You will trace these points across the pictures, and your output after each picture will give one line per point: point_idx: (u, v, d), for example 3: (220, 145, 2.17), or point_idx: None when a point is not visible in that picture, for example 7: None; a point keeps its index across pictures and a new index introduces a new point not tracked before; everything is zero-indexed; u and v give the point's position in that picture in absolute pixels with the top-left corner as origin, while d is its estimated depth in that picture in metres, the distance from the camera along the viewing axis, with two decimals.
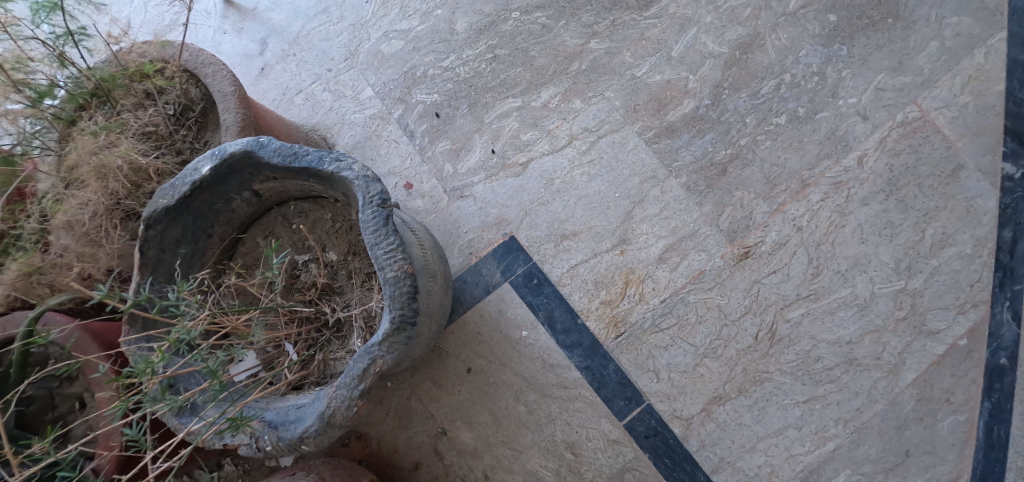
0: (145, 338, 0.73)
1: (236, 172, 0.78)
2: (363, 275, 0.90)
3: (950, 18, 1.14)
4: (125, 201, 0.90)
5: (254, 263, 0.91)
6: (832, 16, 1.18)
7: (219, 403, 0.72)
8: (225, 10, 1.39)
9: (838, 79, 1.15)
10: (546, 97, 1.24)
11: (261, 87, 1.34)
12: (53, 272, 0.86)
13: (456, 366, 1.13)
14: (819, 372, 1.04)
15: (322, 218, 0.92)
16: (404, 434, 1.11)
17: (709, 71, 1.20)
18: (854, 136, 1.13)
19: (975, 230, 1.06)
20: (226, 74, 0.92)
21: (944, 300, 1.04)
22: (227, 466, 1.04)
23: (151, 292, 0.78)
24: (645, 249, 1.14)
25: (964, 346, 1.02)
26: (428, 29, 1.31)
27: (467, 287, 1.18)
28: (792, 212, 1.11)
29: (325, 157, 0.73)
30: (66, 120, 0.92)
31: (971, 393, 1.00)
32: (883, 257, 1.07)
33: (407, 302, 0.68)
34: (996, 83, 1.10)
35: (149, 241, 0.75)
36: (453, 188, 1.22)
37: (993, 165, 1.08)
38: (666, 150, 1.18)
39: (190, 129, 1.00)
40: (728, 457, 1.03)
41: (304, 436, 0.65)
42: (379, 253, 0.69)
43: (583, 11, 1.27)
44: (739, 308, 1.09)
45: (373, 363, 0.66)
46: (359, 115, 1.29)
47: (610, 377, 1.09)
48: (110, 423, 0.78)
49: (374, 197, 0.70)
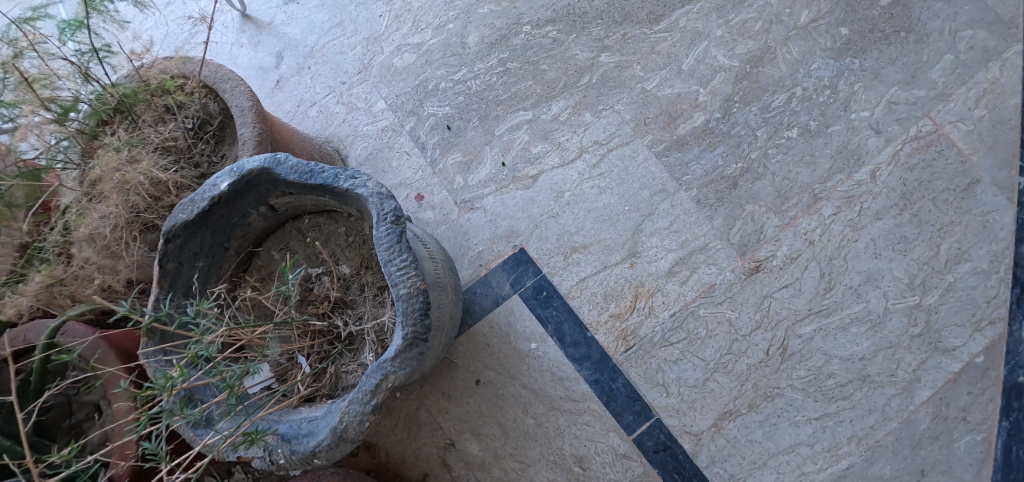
0: (162, 350, 0.74)
1: (253, 187, 0.79)
2: (375, 289, 0.90)
3: (964, 31, 1.14)
4: (145, 213, 0.93)
5: (270, 276, 0.93)
6: (843, 29, 1.18)
7: (235, 416, 0.73)
8: (243, 23, 1.42)
9: (850, 93, 1.15)
10: (556, 110, 1.25)
11: (276, 100, 1.37)
12: (74, 283, 0.88)
13: (465, 378, 1.13)
14: (830, 388, 1.03)
15: (335, 232, 0.93)
16: (412, 445, 1.12)
17: (720, 84, 1.20)
18: (866, 150, 1.12)
19: (991, 245, 1.04)
20: (243, 89, 0.94)
21: (959, 317, 1.02)
22: (237, 474, 1.05)
23: (171, 306, 0.79)
24: (654, 262, 1.13)
25: (981, 364, 1.00)
26: (440, 43, 1.33)
27: (477, 298, 1.18)
28: (804, 226, 1.11)
29: (340, 174, 0.74)
30: (89, 134, 0.95)
31: (988, 413, 0.98)
32: (897, 272, 1.06)
33: (419, 319, 0.68)
34: (1012, 96, 1.09)
35: (169, 254, 0.76)
36: (463, 200, 1.23)
37: (1009, 180, 1.06)
38: (677, 164, 1.18)
39: (207, 142, 1.02)
40: (738, 474, 1.02)
41: (316, 449, 0.66)
42: (392, 270, 0.69)
43: (594, 25, 1.28)
44: (749, 322, 1.08)
45: (385, 378, 0.67)
46: (371, 127, 1.31)
47: (619, 390, 1.08)
48: (125, 432, 0.80)
49: (389, 214, 0.71)
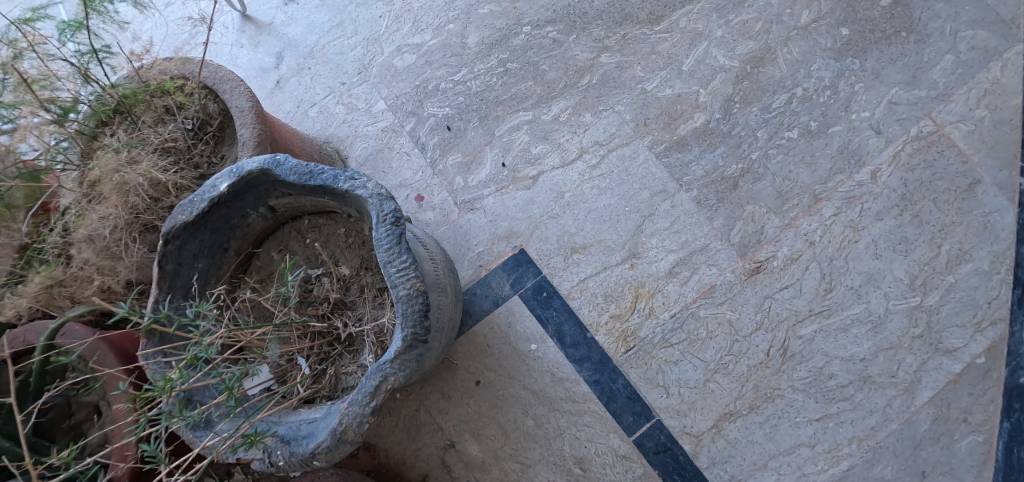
0: (161, 352, 0.74)
1: (252, 188, 0.79)
2: (375, 290, 0.90)
3: (965, 31, 1.13)
4: (144, 214, 0.92)
5: (269, 277, 0.92)
6: (844, 30, 1.18)
7: (234, 418, 0.73)
8: (243, 24, 1.42)
9: (850, 94, 1.15)
10: (556, 111, 1.25)
11: (276, 100, 1.37)
12: (74, 284, 0.88)
13: (465, 379, 1.13)
14: (831, 389, 1.02)
15: (335, 233, 0.93)
16: (412, 446, 1.12)
17: (720, 85, 1.20)
18: (867, 150, 1.12)
19: (992, 245, 1.04)
20: (243, 90, 0.94)
21: (961, 318, 1.02)
22: (237, 475, 1.05)
23: (170, 308, 0.79)
24: (654, 263, 1.13)
25: (982, 365, 1.00)
26: (439, 43, 1.33)
27: (477, 299, 1.18)
28: (804, 227, 1.11)
29: (340, 175, 0.74)
30: (89, 135, 0.95)
31: (990, 414, 0.98)
32: (898, 273, 1.06)
33: (419, 320, 0.68)
34: (1013, 97, 1.09)
35: (168, 255, 0.76)
36: (463, 200, 1.23)
37: (1010, 180, 1.06)
38: (677, 164, 1.18)
39: (207, 143, 1.02)
40: (739, 475, 1.02)
41: (316, 451, 0.66)
42: (392, 271, 0.69)
43: (594, 25, 1.28)
44: (750, 323, 1.08)
45: (384, 380, 0.66)
46: (371, 128, 1.31)
47: (619, 391, 1.08)
48: (125, 434, 0.80)
49: (388, 216, 0.71)
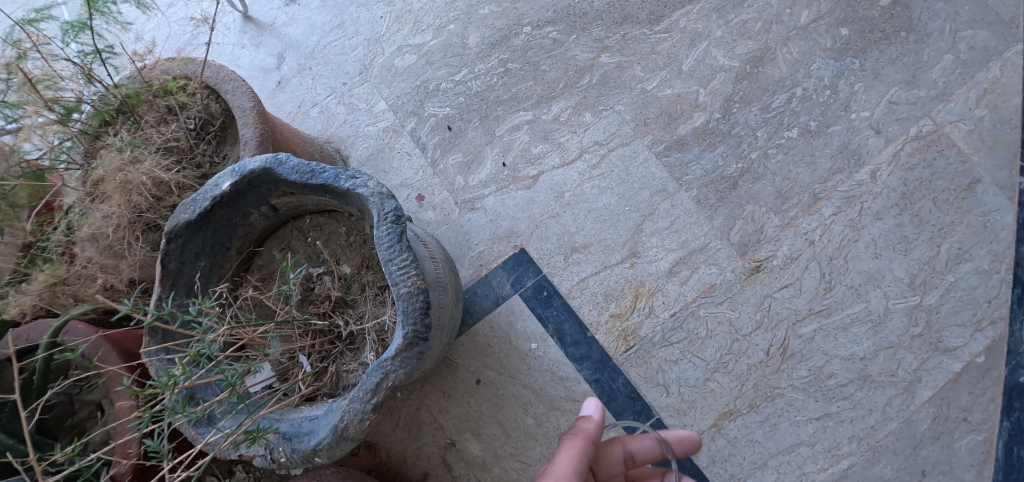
0: (164, 349, 0.75)
1: (254, 187, 0.80)
2: (376, 288, 0.91)
3: (965, 31, 1.14)
4: (147, 213, 0.93)
5: (271, 276, 0.93)
6: (843, 30, 1.18)
7: (236, 414, 0.73)
8: (244, 25, 1.42)
9: (850, 93, 1.15)
10: (556, 111, 1.25)
11: (277, 100, 1.37)
12: (77, 282, 0.89)
13: (466, 378, 1.14)
14: (831, 388, 1.03)
15: (336, 232, 0.94)
16: (413, 445, 1.12)
17: (720, 85, 1.20)
18: (866, 150, 1.12)
19: (993, 244, 1.05)
20: (245, 90, 0.94)
21: (960, 317, 1.02)
22: (238, 473, 1.06)
23: (173, 305, 0.79)
24: (654, 262, 1.14)
25: (982, 364, 1.00)
26: (440, 44, 1.34)
27: (477, 298, 1.18)
28: (804, 226, 1.11)
29: (341, 174, 0.74)
30: (93, 135, 0.95)
31: (989, 413, 0.98)
32: (898, 272, 1.06)
33: (420, 318, 0.69)
34: (1012, 96, 1.09)
35: (171, 254, 0.76)
36: (464, 200, 1.24)
37: (1009, 180, 1.06)
38: (677, 164, 1.18)
39: (210, 143, 1.04)
40: (739, 474, 1.02)
41: (318, 448, 0.66)
42: (393, 269, 0.69)
43: (594, 25, 1.28)
44: (749, 322, 1.08)
45: (386, 377, 0.67)
46: (372, 128, 1.32)
47: (619, 391, 1.09)
48: (127, 430, 0.80)
49: (389, 214, 0.71)
